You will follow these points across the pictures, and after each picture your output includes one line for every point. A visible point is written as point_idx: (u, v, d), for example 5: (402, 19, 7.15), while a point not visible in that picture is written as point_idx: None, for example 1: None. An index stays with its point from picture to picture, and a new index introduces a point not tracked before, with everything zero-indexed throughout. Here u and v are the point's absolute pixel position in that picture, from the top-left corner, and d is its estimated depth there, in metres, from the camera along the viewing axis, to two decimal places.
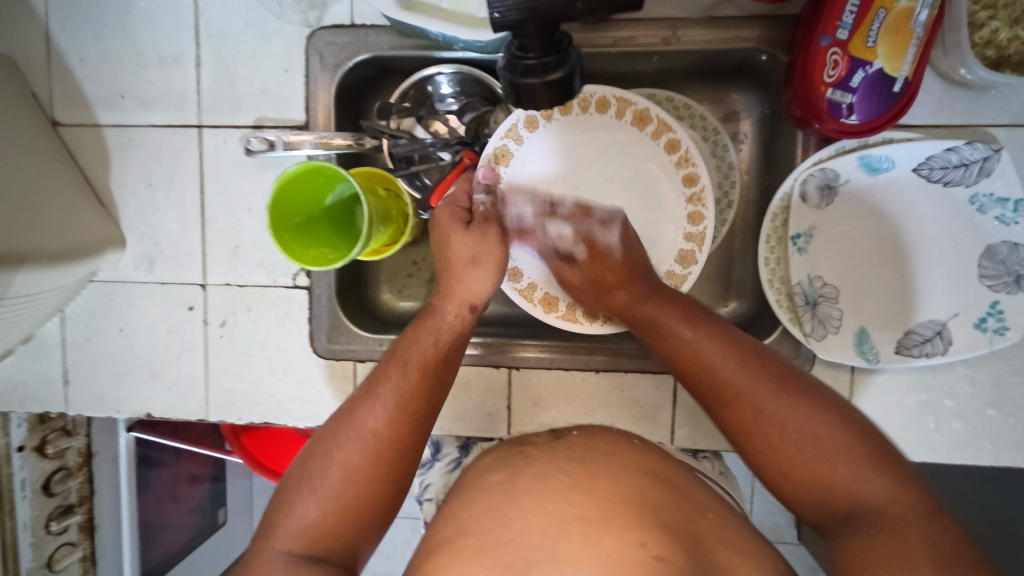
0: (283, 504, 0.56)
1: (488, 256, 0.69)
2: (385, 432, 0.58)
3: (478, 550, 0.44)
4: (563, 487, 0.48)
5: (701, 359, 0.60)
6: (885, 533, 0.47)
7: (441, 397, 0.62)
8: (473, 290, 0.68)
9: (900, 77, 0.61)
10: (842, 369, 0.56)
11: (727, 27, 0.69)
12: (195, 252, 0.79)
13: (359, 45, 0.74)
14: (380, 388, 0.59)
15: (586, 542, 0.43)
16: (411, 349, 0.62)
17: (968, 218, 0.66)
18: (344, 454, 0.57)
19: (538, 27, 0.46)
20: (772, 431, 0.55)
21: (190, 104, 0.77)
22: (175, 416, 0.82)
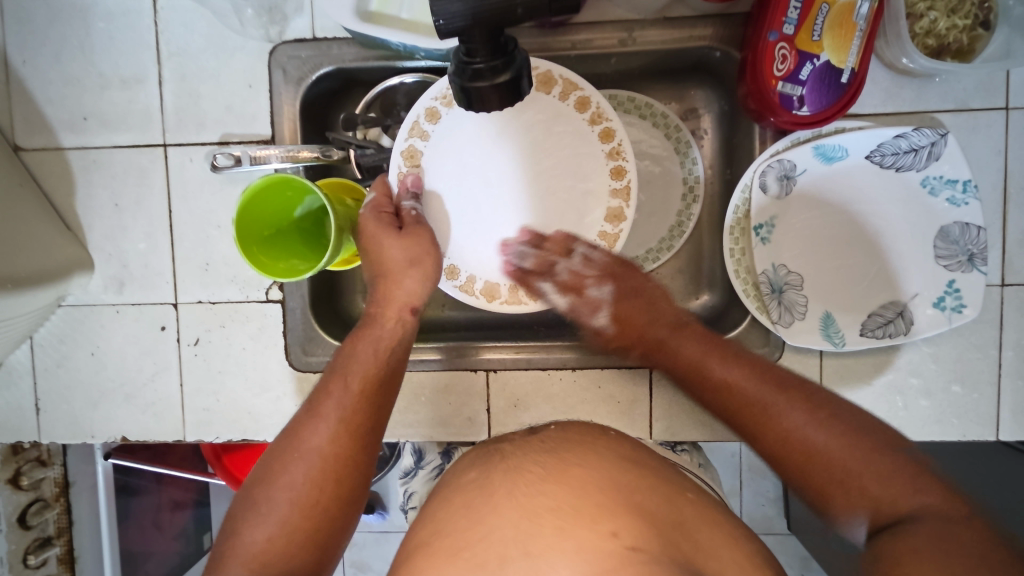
0: (235, 531, 0.54)
1: (425, 257, 0.68)
2: (331, 447, 0.57)
3: (452, 552, 0.44)
4: (535, 479, 0.49)
5: (728, 390, 0.58)
6: (935, 534, 0.44)
7: (386, 407, 0.62)
8: (406, 291, 0.67)
9: (847, 68, 0.63)
10: (762, 377, 0.58)
11: (681, 27, 0.71)
12: (164, 272, 0.79)
13: (322, 58, 0.75)
14: (321, 405, 0.59)
15: (559, 534, 0.43)
16: (349, 364, 0.62)
17: (922, 200, 0.68)
18: (291, 476, 0.55)
19: (483, 32, 0.47)
20: (814, 458, 0.51)
21: (154, 124, 0.77)
22: (151, 439, 0.81)
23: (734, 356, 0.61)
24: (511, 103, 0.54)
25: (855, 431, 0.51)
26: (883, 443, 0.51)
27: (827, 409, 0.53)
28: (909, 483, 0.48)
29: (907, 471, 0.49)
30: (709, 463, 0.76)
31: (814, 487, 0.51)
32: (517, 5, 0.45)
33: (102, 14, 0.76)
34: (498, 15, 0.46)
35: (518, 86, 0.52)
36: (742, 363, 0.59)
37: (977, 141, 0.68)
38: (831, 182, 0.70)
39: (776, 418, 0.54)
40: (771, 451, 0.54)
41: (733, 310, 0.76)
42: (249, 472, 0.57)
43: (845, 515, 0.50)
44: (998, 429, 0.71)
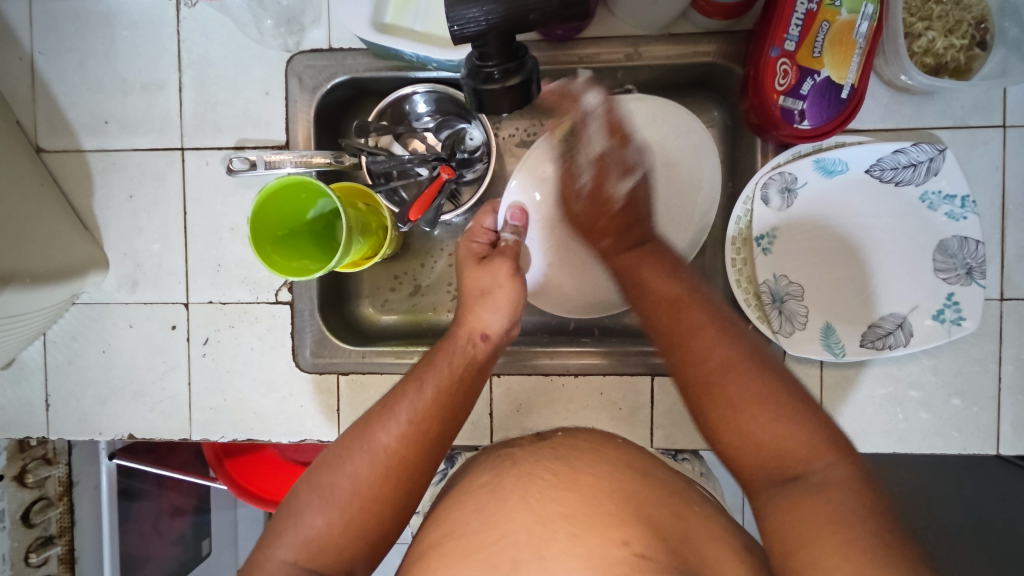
0: (291, 517, 0.55)
1: (497, 289, 0.70)
2: (396, 448, 0.57)
3: (464, 553, 0.45)
4: (547, 485, 0.49)
5: (681, 321, 0.58)
6: (831, 505, 0.46)
7: (456, 423, 0.61)
8: (485, 319, 0.68)
9: (847, 84, 0.65)
10: (725, 333, 0.56)
11: (686, 43, 0.73)
12: (177, 272, 0.80)
13: (336, 68, 0.77)
14: (396, 403, 0.59)
15: (571, 539, 0.44)
16: (430, 369, 0.63)
17: (921, 214, 0.69)
18: (354, 466, 0.56)
19: (497, 37, 0.50)
20: (730, 413, 0.52)
21: (172, 128, 0.79)
22: (158, 437, 0.82)
23: (692, 300, 0.60)
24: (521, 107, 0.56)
25: (759, 399, 0.52)
26: (817, 418, 0.52)
27: (769, 371, 0.54)
28: (818, 453, 0.49)
29: (806, 441, 0.50)
30: (710, 473, 0.76)
31: (728, 436, 0.52)
32: (529, 10, 0.48)
33: (127, 23, 0.79)
34: (512, 22, 0.48)
35: (528, 90, 0.55)
36: (705, 317, 0.58)
37: (975, 157, 0.70)
38: (835, 191, 0.71)
39: (698, 357, 0.55)
40: (697, 398, 0.54)
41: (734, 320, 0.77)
42: (316, 456, 0.59)
43: (753, 472, 0.51)
44: (998, 444, 0.71)
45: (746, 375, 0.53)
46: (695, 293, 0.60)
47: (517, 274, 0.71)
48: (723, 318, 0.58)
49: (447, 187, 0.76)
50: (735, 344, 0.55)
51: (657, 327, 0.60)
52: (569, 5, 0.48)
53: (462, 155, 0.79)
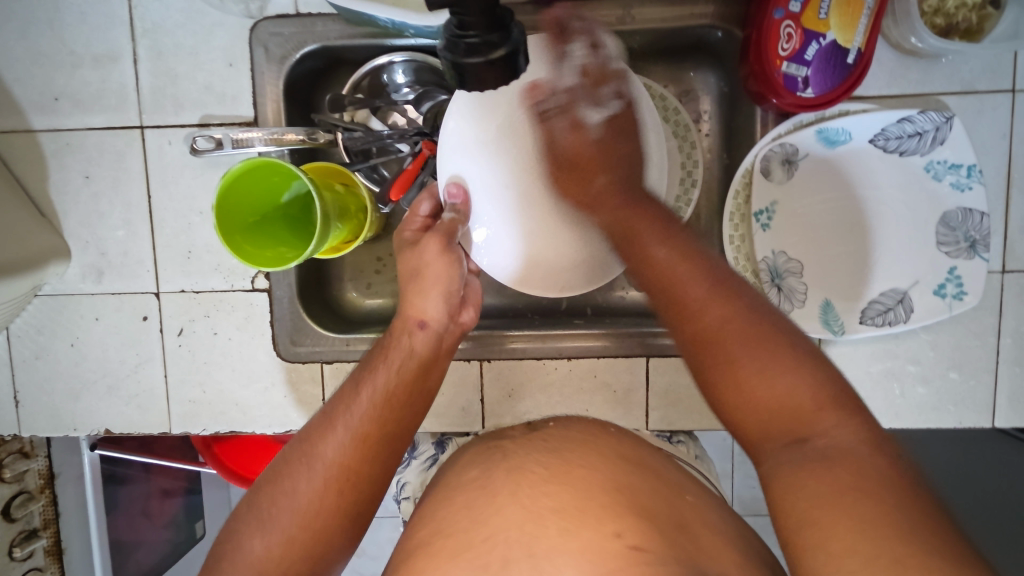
0: (235, 539, 0.52)
1: (435, 274, 0.63)
2: (344, 458, 0.54)
3: (454, 552, 0.43)
4: (538, 479, 0.47)
5: (685, 302, 0.53)
6: (859, 478, 0.42)
7: (406, 429, 0.58)
8: (421, 305, 0.63)
9: (854, 49, 0.61)
10: (726, 304, 0.52)
11: (682, 4, 0.68)
12: (145, 260, 0.76)
13: (306, 35, 0.71)
14: (339, 414, 0.56)
15: (562, 535, 0.42)
16: (380, 365, 0.60)
17: (924, 184, 0.66)
18: (295, 481, 0.53)
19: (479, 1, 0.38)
20: (751, 365, 0.49)
21: (130, 104, 0.73)
22: (136, 431, 0.79)
23: (685, 251, 0.56)
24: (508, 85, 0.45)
25: (803, 371, 0.48)
26: (827, 380, 0.48)
27: (771, 336, 0.50)
28: (833, 413, 0.46)
29: (818, 395, 0.47)
30: (705, 453, 0.75)
31: (737, 396, 0.49)
32: None
33: None
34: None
35: (517, 61, 0.43)
36: (694, 267, 0.54)
37: (982, 125, 0.67)
38: (834, 161, 0.68)
39: (703, 315, 0.51)
40: (693, 350, 0.52)
41: None
42: (260, 472, 0.56)
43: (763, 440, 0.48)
44: (994, 416, 0.71)
45: (785, 359, 0.49)
46: (679, 258, 0.55)
47: (449, 248, 0.64)
48: (721, 266, 0.55)
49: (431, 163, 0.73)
50: (757, 320, 0.51)
51: (654, 297, 0.55)
52: None
53: None
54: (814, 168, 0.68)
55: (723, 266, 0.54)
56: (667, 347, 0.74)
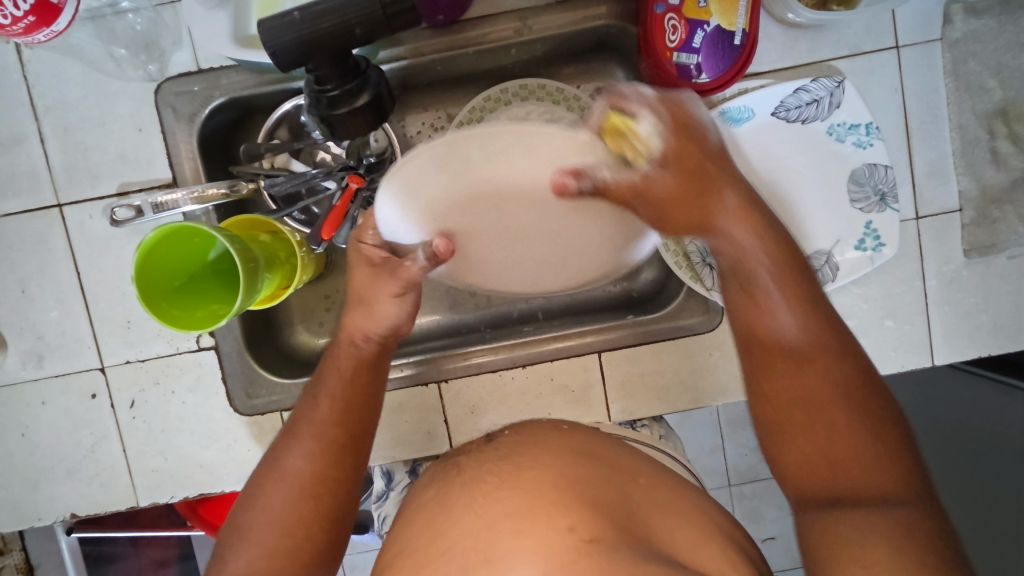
0: (216, 560, 0.54)
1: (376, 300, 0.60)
2: (309, 468, 0.57)
3: (414, 568, 0.42)
4: (490, 486, 0.47)
5: (767, 332, 0.54)
6: (893, 532, 0.43)
7: (364, 440, 0.61)
8: (361, 324, 0.62)
9: (738, 30, 0.63)
10: (823, 358, 0.52)
11: (576, 8, 0.70)
12: (84, 337, 0.74)
13: (212, 90, 0.71)
14: (298, 428, 0.59)
15: (518, 536, 0.42)
16: (320, 380, 0.62)
17: (827, 146, 0.69)
18: (270, 495, 0.56)
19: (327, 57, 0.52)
20: (807, 400, 0.51)
21: (44, 183, 0.72)
22: (104, 511, 0.77)
23: (812, 304, 0.53)
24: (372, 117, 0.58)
25: (857, 420, 0.49)
26: (896, 452, 0.48)
27: (862, 398, 0.50)
28: (882, 461, 0.47)
29: (880, 446, 0.48)
30: (671, 434, 0.78)
31: (797, 445, 0.51)
32: (353, 24, 0.50)
33: None
34: (338, 38, 0.51)
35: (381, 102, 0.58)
36: (807, 306, 0.53)
37: (875, 83, 0.70)
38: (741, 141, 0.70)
39: (777, 369, 0.53)
40: (758, 397, 0.54)
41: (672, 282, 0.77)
42: (237, 497, 0.58)
43: (800, 480, 0.51)
44: (933, 355, 0.74)
45: (850, 415, 0.50)
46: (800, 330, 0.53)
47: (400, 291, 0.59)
48: (829, 309, 0.54)
49: (359, 196, 0.74)
50: (836, 346, 0.52)
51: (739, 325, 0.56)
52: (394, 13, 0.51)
53: (370, 160, 0.76)
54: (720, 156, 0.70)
55: (833, 312, 0.54)
56: (616, 339, 0.75)
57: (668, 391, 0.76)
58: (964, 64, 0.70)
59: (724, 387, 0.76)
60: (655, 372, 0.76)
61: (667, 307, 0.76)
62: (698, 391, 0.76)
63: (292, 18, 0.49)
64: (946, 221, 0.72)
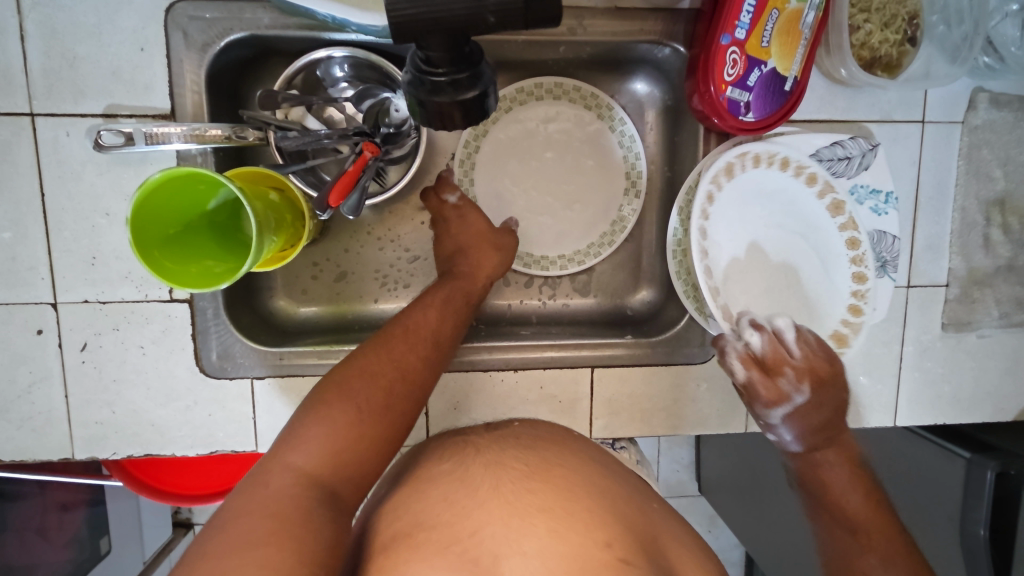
0: (297, 430, 0.54)
1: (491, 250, 0.73)
2: (410, 363, 0.62)
3: (438, 547, 0.41)
4: (522, 476, 0.47)
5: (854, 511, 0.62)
6: None
7: (453, 351, 0.67)
8: (487, 263, 0.72)
9: (791, 76, 0.64)
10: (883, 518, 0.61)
11: (632, 18, 0.68)
12: (39, 266, 0.66)
13: (232, 22, 0.65)
14: (410, 324, 0.64)
15: (551, 536, 0.41)
16: (441, 293, 0.68)
17: (836, 209, 0.71)
18: (371, 373, 0.59)
19: (443, 40, 0.42)
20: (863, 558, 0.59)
21: (16, 86, 0.63)
22: (32, 458, 0.70)
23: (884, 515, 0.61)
24: (475, 118, 0.50)
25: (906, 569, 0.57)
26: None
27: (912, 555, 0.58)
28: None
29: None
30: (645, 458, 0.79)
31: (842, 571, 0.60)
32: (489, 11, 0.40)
33: None
34: (466, 23, 0.41)
35: (484, 104, 0.49)
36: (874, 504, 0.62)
37: (897, 151, 0.73)
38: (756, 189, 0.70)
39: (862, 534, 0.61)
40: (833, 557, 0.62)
41: (670, 307, 0.78)
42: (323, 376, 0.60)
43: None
44: (896, 416, 0.78)
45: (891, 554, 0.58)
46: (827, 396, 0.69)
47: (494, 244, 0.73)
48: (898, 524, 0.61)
49: (371, 166, 0.69)
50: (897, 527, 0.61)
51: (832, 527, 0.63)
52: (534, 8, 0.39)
53: (387, 130, 0.71)
54: (732, 199, 0.68)
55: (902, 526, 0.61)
56: (611, 356, 0.75)
57: (650, 414, 0.77)
58: (978, 150, 0.73)
59: (702, 418, 0.77)
60: (641, 394, 0.76)
61: (665, 333, 0.75)
62: (678, 419, 0.77)
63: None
64: (932, 294, 0.76)
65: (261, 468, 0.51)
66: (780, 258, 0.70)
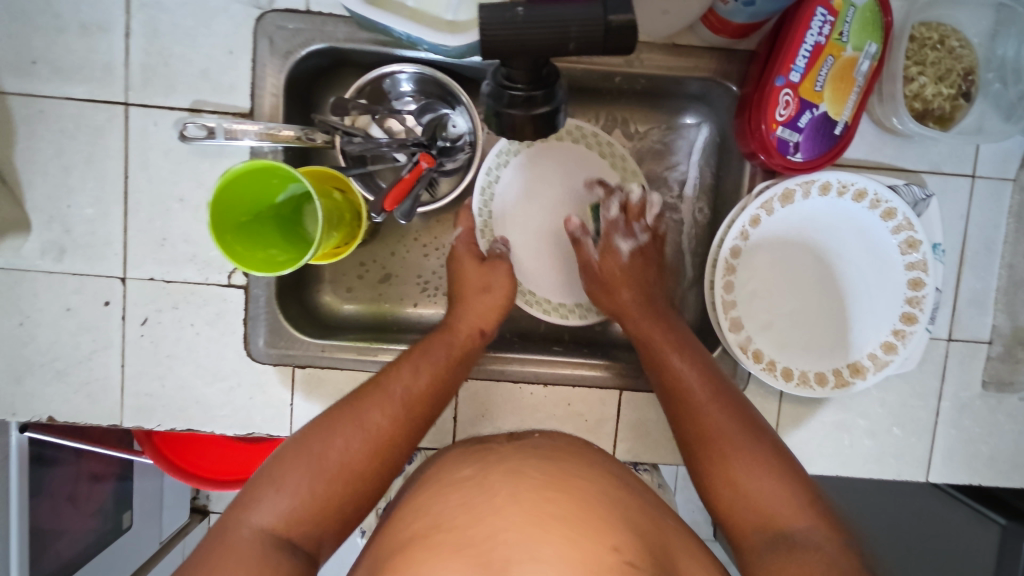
0: (267, 482, 0.56)
1: (500, 285, 0.73)
2: (388, 422, 0.61)
3: (455, 547, 0.42)
4: (538, 484, 0.48)
5: (702, 413, 0.63)
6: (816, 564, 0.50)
7: (439, 408, 0.66)
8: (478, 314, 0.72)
9: (841, 121, 0.66)
10: (741, 425, 0.61)
11: (688, 55, 0.71)
12: (114, 243, 0.72)
13: (314, 34, 0.70)
14: (391, 380, 0.64)
15: (565, 542, 0.42)
16: (428, 349, 0.67)
17: (876, 250, 0.72)
18: (345, 430, 0.59)
19: (526, 61, 0.45)
20: (729, 480, 0.58)
21: (116, 78, 0.69)
22: (84, 422, 0.74)
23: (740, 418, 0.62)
24: (547, 132, 0.53)
25: (764, 478, 0.57)
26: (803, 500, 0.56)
27: (773, 461, 0.58)
28: (787, 503, 0.55)
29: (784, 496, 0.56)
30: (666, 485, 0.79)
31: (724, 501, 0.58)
32: (570, 38, 0.43)
33: None
34: (548, 48, 0.43)
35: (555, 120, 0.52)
36: (722, 399, 0.63)
37: (945, 204, 0.73)
38: (798, 217, 0.73)
39: (722, 445, 0.60)
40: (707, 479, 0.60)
41: (703, 337, 0.79)
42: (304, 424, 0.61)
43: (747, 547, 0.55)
44: (928, 472, 0.77)
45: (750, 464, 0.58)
46: (644, 303, 0.72)
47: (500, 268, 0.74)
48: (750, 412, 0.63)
49: (425, 176, 0.73)
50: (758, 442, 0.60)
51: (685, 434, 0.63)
52: (613, 38, 0.43)
53: (444, 143, 0.75)
54: (787, 217, 0.72)
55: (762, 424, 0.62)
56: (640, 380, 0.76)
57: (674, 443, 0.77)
58: None
59: None
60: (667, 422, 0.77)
61: None
62: None
63: (513, 15, 0.42)
64: (974, 350, 0.75)
65: (228, 517, 0.54)
66: (816, 286, 0.73)
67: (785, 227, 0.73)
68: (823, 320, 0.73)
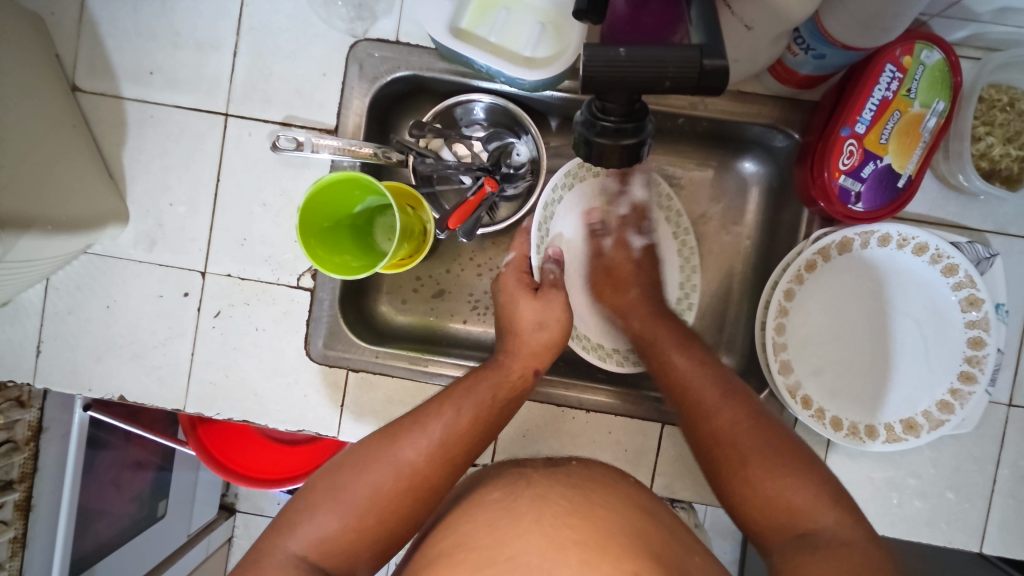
0: (302, 510, 0.58)
1: (552, 320, 0.72)
2: (422, 466, 0.60)
3: (475, 567, 0.44)
4: (563, 511, 0.49)
5: (710, 414, 0.63)
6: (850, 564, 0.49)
7: (481, 448, 0.65)
8: (531, 352, 0.71)
9: (905, 174, 0.66)
10: (750, 425, 0.61)
11: (751, 103, 0.74)
12: (199, 238, 0.78)
13: (400, 62, 0.76)
14: (428, 420, 0.62)
15: (583, 567, 0.43)
16: (469, 394, 0.65)
17: (936, 306, 0.71)
18: (378, 471, 0.59)
19: (623, 94, 0.49)
20: (768, 489, 0.57)
21: (220, 91, 0.76)
22: (151, 403, 0.79)
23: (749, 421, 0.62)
24: (630, 162, 0.56)
25: (767, 475, 0.57)
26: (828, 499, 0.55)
27: (778, 453, 0.59)
28: (815, 501, 0.55)
29: (813, 495, 0.55)
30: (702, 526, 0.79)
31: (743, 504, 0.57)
32: (665, 77, 0.46)
33: None
34: (644, 86, 0.46)
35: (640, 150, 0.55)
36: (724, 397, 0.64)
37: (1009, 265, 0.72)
38: (856, 265, 0.73)
39: (733, 450, 0.60)
40: (721, 476, 0.60)
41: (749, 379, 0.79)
42: (341, 451, 0.63)
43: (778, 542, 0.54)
44: (982, 541, 0.73)
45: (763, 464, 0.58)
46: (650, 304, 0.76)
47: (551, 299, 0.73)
48: (760, 412, 0.63)
49: (488, 200, 0.76)
50: (772, 439, 0.60)
51: (698, 447, 0.63)
52: (709, 76, 0.46)
53: (507, 170, 0.80)
54: (846, 262, 0.73)
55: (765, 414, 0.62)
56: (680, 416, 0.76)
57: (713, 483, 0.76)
58: None
59: None
60: None
61: None
62: None
63: (616, 54, 0.45)
64: None
65: (264, 540, 0.57)
66: (870, 338, 0.73)
67: (839, 275, 0.73)
68: (878, 373, 0.72)
